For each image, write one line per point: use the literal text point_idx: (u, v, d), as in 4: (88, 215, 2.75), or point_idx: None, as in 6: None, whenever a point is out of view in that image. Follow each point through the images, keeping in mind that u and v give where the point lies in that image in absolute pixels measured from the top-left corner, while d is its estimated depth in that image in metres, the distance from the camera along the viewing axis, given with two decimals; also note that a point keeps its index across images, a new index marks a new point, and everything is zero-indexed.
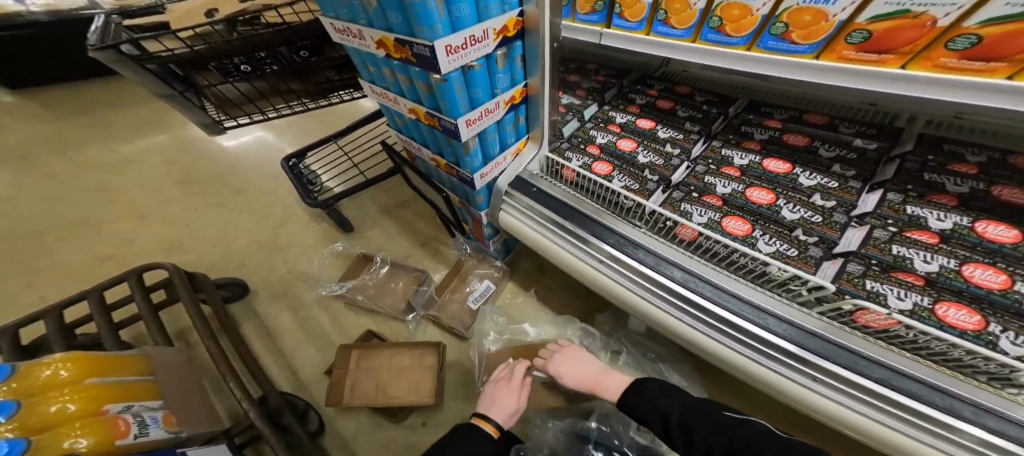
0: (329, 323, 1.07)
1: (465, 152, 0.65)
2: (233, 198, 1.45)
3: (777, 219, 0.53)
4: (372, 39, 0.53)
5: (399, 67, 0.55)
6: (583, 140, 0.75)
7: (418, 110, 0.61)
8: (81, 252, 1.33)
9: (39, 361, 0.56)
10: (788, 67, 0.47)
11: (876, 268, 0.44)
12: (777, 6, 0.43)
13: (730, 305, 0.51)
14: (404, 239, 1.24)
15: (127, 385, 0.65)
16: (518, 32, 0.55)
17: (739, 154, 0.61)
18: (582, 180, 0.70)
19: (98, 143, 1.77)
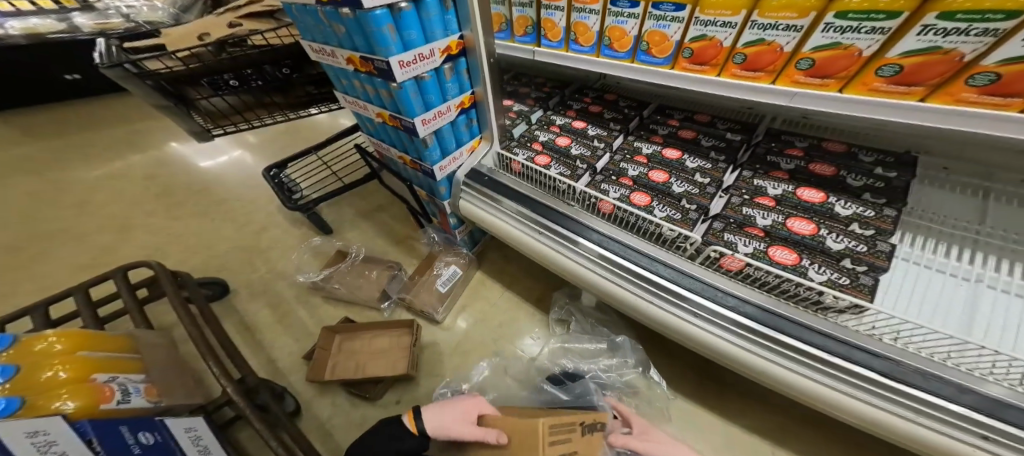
0: (307, 315, 1.15)
1: (424, 147, 0.77)
2: (214, 208, 1.52)
3: (670, 193, 0.67)
4: (342, 57, 0.65)
5: (366, 79, 0.68)
6: (528, 138, 0.89)
7: (382, 111, 0.74)
8: (56, 265, 1.35)
9: (37, 335, 0.61)
10: (656, 76, 0.63)
11: (733, 224, 0.59)
12: (641, 28, 0.60)
13: (658, 270, 0.65)
14: (380, 239, 1.34)
15: (117, 359, 0.69)
16: (461, 51, 0.68)
17: (648, 146, 0.77)
18: (527, 170, 0.84)
19: (76, 163, 1.81)
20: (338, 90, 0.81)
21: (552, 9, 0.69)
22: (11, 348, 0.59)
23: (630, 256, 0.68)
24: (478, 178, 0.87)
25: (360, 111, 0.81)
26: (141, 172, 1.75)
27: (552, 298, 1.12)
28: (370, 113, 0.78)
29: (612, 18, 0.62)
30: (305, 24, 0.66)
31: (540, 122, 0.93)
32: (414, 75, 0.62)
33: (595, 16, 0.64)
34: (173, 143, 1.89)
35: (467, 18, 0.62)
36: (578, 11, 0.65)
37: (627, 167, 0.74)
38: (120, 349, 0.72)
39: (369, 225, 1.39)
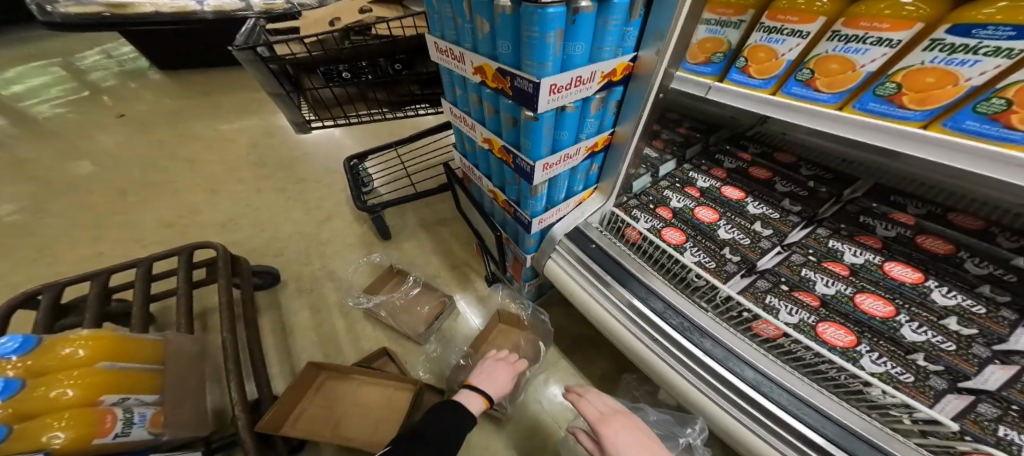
0: (343, 330, 1.03)
1: (530, 195, 0.59)
2: (295, 186, 1.52)
3: (893, 337, 0.48)
4: (472, 64, 0.51)
5: (489, 95, 0.52)
6: (657, 199, 0.70)
7: (493, 138, 0.58)
8: (157, 211, 1.45)
9: (64, 336, 0.54)
10: (982, 157, 0.33)
11: (1017, 416, 0.38)
12: (999, 80, 0.32)
13: (826, 431, 0.43)
14: (437, 258, 1.20)
15: (138, 372, 0.60)
16: (624, 77, 0.50)
17: (852, 250, 0.57)
18: (646, 243, 0.65)
19: (205, 122, 2.01)
20: (450, 100, 0.68)
21: (782, 34, 0.46)
22: (26, 353, 0.51)
23: (782, 397, 0.46)
24: (578, 241, 0.68)
25: (465, 128, 0.67)
26: (249, 138, 1.87)
27: (621, 387, 0.88)
28: (478, 137, 0.63)
29: (929, 54, 0.35)
30: (440, 18, 0.53)
31: (671, 177, 0.74)
32: (558, 103, 0.44)
33: (884, 49, 0.38)
34: (281, 117, 2.01)
35: (657, 35, 0.42)
36: (842, 40, 0.41)
37: (813, 277, 0.55)
38: (144, 359, 0.62)
39: (430, 241, 1.26)
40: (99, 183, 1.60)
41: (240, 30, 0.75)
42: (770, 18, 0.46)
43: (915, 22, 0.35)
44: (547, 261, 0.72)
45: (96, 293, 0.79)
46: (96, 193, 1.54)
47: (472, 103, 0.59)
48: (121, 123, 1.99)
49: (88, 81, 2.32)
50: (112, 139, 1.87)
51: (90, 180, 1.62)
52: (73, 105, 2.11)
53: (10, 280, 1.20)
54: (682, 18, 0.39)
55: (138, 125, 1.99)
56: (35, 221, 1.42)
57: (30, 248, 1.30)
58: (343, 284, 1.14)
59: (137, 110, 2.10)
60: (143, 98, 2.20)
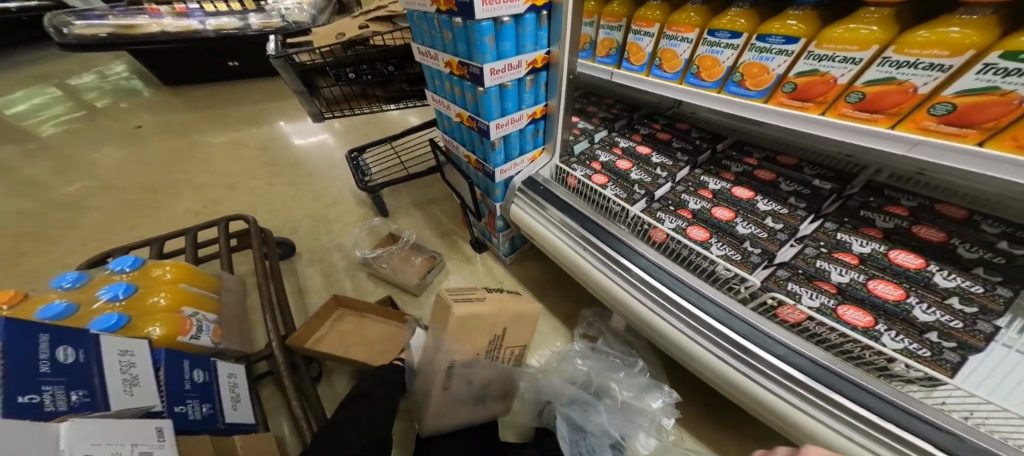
0: (352, 287, 1.24)
1: (491, 149, 0.81)
2: (301, 180, 1.73)
3: (732, 232, 0.68)
4: (443, 60, 0.73)
5: (455, 79, 0.75)
6: (590, 156, 0.92)
7: (462, 112, 0.80)
8: (179, 206, 1.65)
9: (157, 263, 0.76)
10: (741, 106, 0.60)
11: (802, 276, 0.60)
12: (738, 59, 0.59)
13: (693, 298, 0.65)
14: (429, 231, 1.43)
15: (202, 296, 0.81)
16: (545, 65, 0.73)
17: (716, 181, 0.79)
18: (582, 187, 0.87)
19: (213, 130, 2.21)
20: (429, 91, 0.90)
21: (641, 35, 0.71)
22: (134, 269, 0.73)
23: (667, 278, 0.68)
24: (534, 190, 0.89)
25: (440, 107, 0.90)
26: (255, 141, 2.08)
27: (579, 317, 1.10)
28: (452, 113, 0.86)
29: (706, 47, 0.62)
30: (420, 29, 0.76)
31: (604, 141, 0.96)
32: (496, 80, 0.66)
33: (686, 44, 0.65)
34: (283, 123, 2.21)
35: (558, 35, 0.67)
36: (669, 38, 0.67)
37: (687, 199, 0.77)
38: (205, 288, 0.83)
39: (421, 218, 1.48)
40: (124, 186, 1.79)
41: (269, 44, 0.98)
42: (634, 25, 0.72)
43: (695, 27, 0.63)
44: (511, 206, 0.94)
45: (155, 255, 1.00)
46: (122, 195, 1.73)
47: (447, 90, 0.83)
48: (138, 135, 2.19)
49: (100, 99, 2.52)
50: (131, 149, 2.06)
51: (116, 183, 1.82)
52: (89, 121, 2.30)
53: (55, 265, 1.37)
54: (570, 24, 0.64)
55: (153, 135, 2.19)
56: (69, 220, 1.60)
57: (70, 240, 1.48)
58: (348, 253, 1.35)
59: (149, 123, 2.30)
60: (154, 112, 2.40)
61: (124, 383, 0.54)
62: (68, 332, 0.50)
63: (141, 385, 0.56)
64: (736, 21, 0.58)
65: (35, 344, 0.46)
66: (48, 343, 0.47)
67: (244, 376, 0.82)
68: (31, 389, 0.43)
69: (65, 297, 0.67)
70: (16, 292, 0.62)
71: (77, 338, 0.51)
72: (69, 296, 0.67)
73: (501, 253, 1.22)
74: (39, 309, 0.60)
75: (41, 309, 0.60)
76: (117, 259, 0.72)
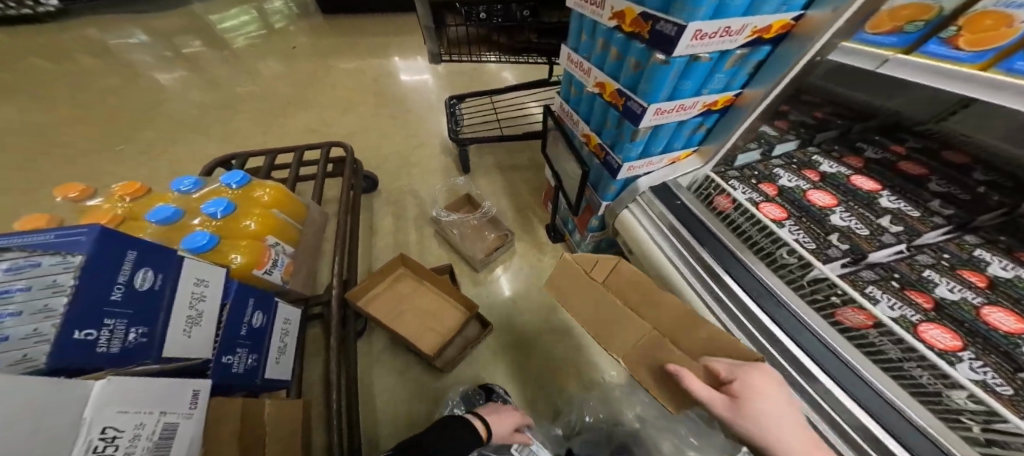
0: (415, 241, 1.20)
1: (630, 138, 0.63)
2: (398, 118, 1.73)
3: (1012, 353, 0.44)
4: (611, 10, 0.53)
5: (620, 40, 0.55)
6: (765, 175, 0.74)
7: (611, 85, 0.61)
8: (298, 119, 1.79)
9: (260, 183, 0.77)
10: None
11: None
12: None
13: (826, 362, 0.46)
14: (505, 201, 1.31)
15: (286, 222, 0.79)
16: (779, 35, 0.49)
17: (1003, 264, 0.53)
18: (736, 213, 0.70)
19: (342, 57, 2.34)
20: (572, 49, 0.72)
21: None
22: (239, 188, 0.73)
23: (793, 325, 0.51)
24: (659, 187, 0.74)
25: (577, 73, 0.70)
26: (370, 71, 2.15)
27: None
28: (592, 85, 0.67)
29: None
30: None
31: (792, 158, 0.77)
32: (692, 49, 0.44)
33: None
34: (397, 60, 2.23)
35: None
36: None
37: (934, 279, 0.55)
38: (291, 216, 0.82)
39: (501, 189, 1.35)
40: (264, 91, 2.02)
41: None
42: None
43: None
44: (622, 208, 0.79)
45: (265, 168, 1.06)
46: (259, 99, 1.94)
47: (599, 53, 0.63)
48: (285, 49, 2.45)
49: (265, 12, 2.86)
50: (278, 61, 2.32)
51: (258, 87, 2.05)
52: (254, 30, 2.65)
53: (202, 153, 1.62)
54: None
55: (295, 51, 2.43)
56: (221, 113, 1.86)
57: (216, 132, 1.72)
58: (421, 202, 1.30)
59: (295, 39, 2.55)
60: (300, 29, 2.65)
61: (185, 322, 0.54)
62: (155, 254, 0.51)
63: (202, 327, 0.56)
64: None
65: (120, 264, 0.45)
66: (132, 264, 0.47)
67: (298, 325, 0.82)
68: (91, 324, 0.41)
69: (176, 201, 0.69)
70: (143, 187, 0.68)
71: (159, 263, 0.51)
72: (180, 200, 0.69)
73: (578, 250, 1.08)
74: (153, 210, 0.63)
75: (154, 211, 0.63)
76: (229, 174, 0.73)
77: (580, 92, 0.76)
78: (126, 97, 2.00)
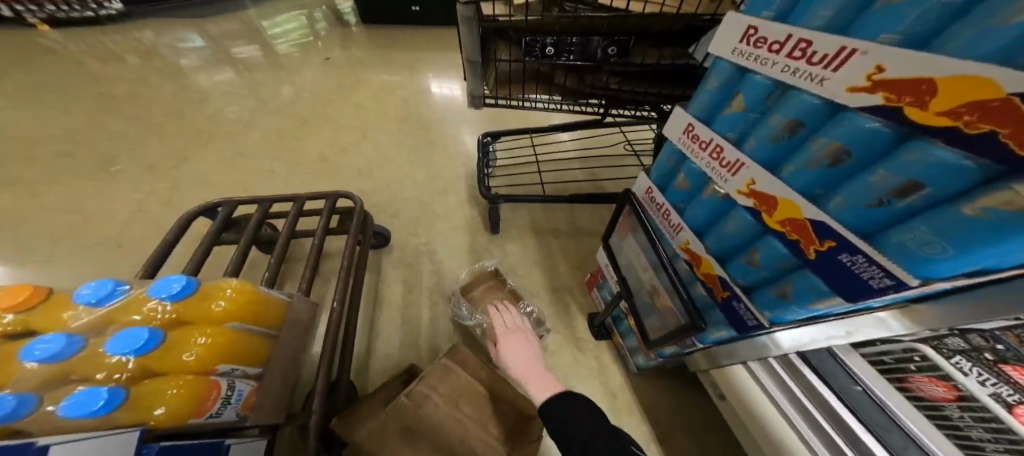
0: (426, 320, 0.96)
1: (806, 303, 0.36)
2: (423, 150, 1.50)
3: None
4: (869, 69, 0.25)
5: (874, 134, 0.27)
6: (1021, 356, 0.48)
7: (803, 212, 0.33)
8: (313, 140, 1.60)
9: (219, 283, 0.47)
10: None
11: None
12: None
13: None
14: (541, 275, 1.05)
15: (257, 337, 0.49)
16: None
17: None
18: (956, 410, 0.51)
19: (367, 62, 2.10)
20: (704, 122, 0.45)
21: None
22: (186, 295, 0.45)
23: None
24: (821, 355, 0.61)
25: (707, 163, 0.44)
26: (396, 86, 1.93)
27: None
28: (744, 193, 0.40)
29: None
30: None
31: None
32: None
33: None
34: (427, 75, 1.99)
35: None
36: None
37: None
38: (269, 322, 0.52)
39: (537, 256, 1.09)
40: (279, 98, 1.83)
41: None
42: None
43: None
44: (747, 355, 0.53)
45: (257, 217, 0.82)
46: (274, 109, 1.76)
47: (781, 142, 0.35)
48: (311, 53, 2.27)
49: None
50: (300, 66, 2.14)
51: (273, 93, 1.85)
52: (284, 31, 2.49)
53: (203, 171, 1.44)
54: None
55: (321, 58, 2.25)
56: (230, 122, 1.68)
57: (222, 147, 1.55)
58: (438, 267, 1.07)
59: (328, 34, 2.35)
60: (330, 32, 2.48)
61: None
62: None
63: None
64: None
65: None
66: None
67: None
68: None
69: (83, 319, 0.42)
70: (34, 289, 0.43)
71: None
72: (91, 320, 0.42)
73: (636, 363, 0.82)
74: (26, 345, 0.36)
75: (24, 350, 0.36)
76: (166, 279, 0.45)
77: (698, 187, 0.49)
78: (130, 90, 1.81)
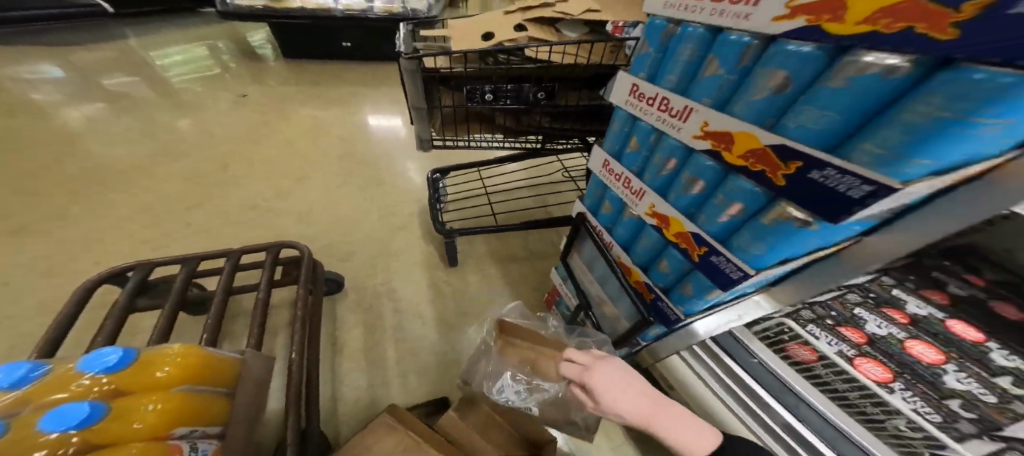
0: (393, 361, 0.94)
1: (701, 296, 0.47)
2: (370, 188, 1.49)
3: None
4: (702, 124, 0.35)
5: (710, 170, 0.37)
6: (847, 318, 0.66)
7: (685, 227, 0.43)
8: (243, 186, 1.49)
9: (160, 349, 0.44)
10: None
11: None
12: None
13: None
14: (502, 299, 1.10)
15: (213, 396, 0.47)
16: None
17: None
18: (822, 368, 0.65)
19: (297, 100, 2.03)
20: (613, 157, 0.54)
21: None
22: (123, 365, 0.41)
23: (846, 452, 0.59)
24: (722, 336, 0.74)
25: (621, 191, 0.54)
26: (333, 123, 1.89)
27: None
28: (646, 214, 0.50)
29: None
30: (665, 57, 0.39)
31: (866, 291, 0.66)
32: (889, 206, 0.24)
33: None
34: (365, 111, 1.99)
35: None
36: None
37: None
38: (227, 380, 0.49)
39: (496, 281, 1.15)
40: (196, 143, 1.67)
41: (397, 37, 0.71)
42: None
43: None
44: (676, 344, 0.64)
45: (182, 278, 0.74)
46: (191, 156, 1.60)
47: (664, 174, 0.45)
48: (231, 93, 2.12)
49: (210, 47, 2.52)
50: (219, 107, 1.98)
51: (188, 138, 1.69)
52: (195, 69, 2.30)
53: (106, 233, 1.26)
54: None
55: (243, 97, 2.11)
56: (136, 173, 1.49)
57: (128, 202, 1.37)
58: (400, 304, 1.06)
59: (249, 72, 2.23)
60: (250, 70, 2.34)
61: None
62: None
63: None
64: None
65: None
66: None
67: None
68: None
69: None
70: None
71: None
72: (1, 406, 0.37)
73: None
74: None
75: None
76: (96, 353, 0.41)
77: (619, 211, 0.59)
78: None
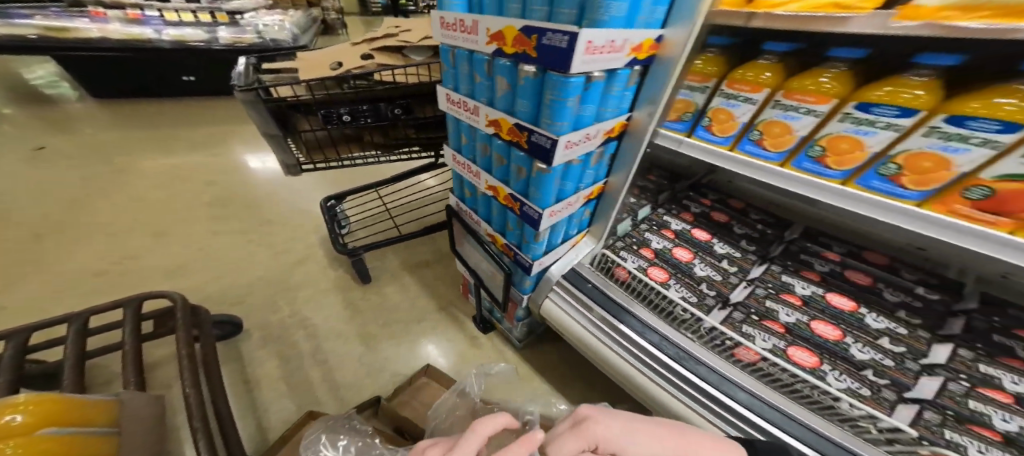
0: (320, 389, 0.93)
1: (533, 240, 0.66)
2: (256, 230, 1.39)
3: (845, 355, 0.58)
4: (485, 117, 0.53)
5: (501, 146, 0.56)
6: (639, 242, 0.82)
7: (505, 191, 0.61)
8: (76, 259, 1.22)
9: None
10: (883, 208, 0.43)
11: (953, 419, 0.46)
12: (890, 146, 0.40)
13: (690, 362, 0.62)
14: (421, 302, 1.18)
15: (86, 435, 0.47)
16: (620, 133, 0.56)
17: (802, 284, 0.70)
18: (636, 282, 0.75)
19: (136, 153, 1.73)
20: (455, 152, 0.70)
21: (872, 127, 0.41)
22: None
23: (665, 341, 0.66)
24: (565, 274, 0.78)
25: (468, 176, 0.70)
26: (194, 171, 1.67)
27: None
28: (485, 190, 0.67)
29: (845, 124, 0.43)
30: (455, 72, 0.55)
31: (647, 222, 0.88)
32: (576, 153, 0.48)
33: (810, 118, 0.46)
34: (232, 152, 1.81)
35: (660, 79, 0.46)
36: (781, 108, 0.48)
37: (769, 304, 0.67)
38: (91, 420, 0.49)
39: (413, 286, 1.22)
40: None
41: (238, 71, 0.77)
42: (727, 86, 0.53)
43: (830, 98, 0.44)
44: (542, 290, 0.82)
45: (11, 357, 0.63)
46: None
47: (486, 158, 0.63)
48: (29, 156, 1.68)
49: None
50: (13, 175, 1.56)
51: None
52: None
53: None
54: (669, 87, 0.46)
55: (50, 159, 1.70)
56: None
57: None
58: (316, 332, 1.05)
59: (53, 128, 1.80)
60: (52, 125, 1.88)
61: None
62: None
63: None
64: (902, 94, 0.38)
65: None
66: None
67: None
68: None
69: None
70: None
71: None
72: None
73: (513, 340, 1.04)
74: None
75: None
76: None
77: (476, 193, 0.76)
78: None
